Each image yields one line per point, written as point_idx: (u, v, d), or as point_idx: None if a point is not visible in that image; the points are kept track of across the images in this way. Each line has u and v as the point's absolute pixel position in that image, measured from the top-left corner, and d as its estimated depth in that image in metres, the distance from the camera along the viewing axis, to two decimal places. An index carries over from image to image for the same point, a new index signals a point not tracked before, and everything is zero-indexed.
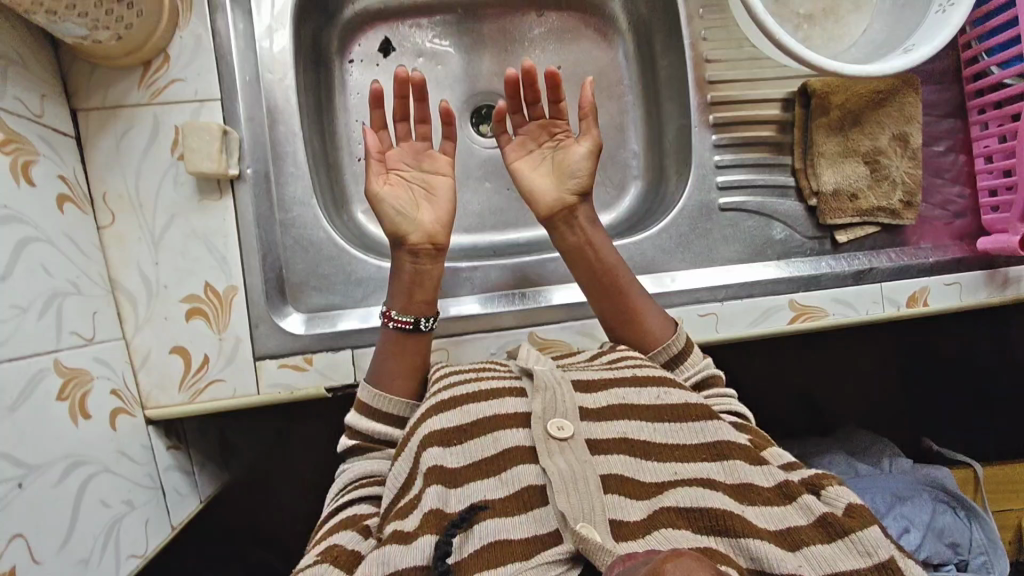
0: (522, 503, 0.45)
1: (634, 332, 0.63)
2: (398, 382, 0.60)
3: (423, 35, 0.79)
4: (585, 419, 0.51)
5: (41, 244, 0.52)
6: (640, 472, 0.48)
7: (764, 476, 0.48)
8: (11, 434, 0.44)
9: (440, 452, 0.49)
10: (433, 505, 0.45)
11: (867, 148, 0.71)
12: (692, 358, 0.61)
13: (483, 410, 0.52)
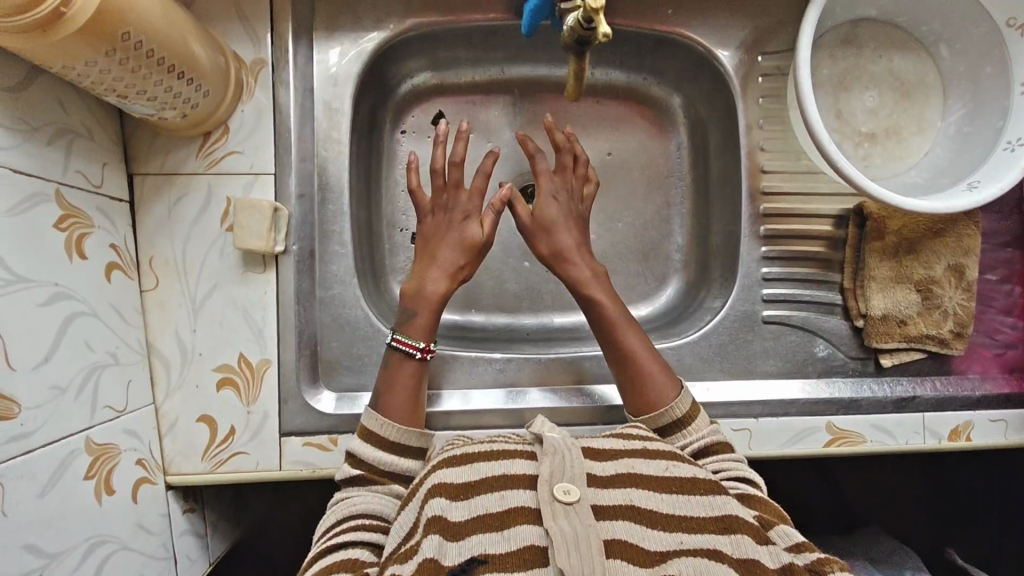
0: (522, 561, 0.42)
1: (633, 394, 0.61)
2: (403, 411, 0.59)
3: (477, 111, 0.79)
4: (591, 484, 0.48)
5: (86, 318, 0.52)
6: (646, 539, 0.45)
7: (769, 556, 0.45)
8: (37, 522, 0.44)
9: (446, 504, 0.47)
10: (432, 557, 0.43)
11: (921, 276, 0.69)
12: (696, 425, 0.59)
13: (493, 469, 0.50)
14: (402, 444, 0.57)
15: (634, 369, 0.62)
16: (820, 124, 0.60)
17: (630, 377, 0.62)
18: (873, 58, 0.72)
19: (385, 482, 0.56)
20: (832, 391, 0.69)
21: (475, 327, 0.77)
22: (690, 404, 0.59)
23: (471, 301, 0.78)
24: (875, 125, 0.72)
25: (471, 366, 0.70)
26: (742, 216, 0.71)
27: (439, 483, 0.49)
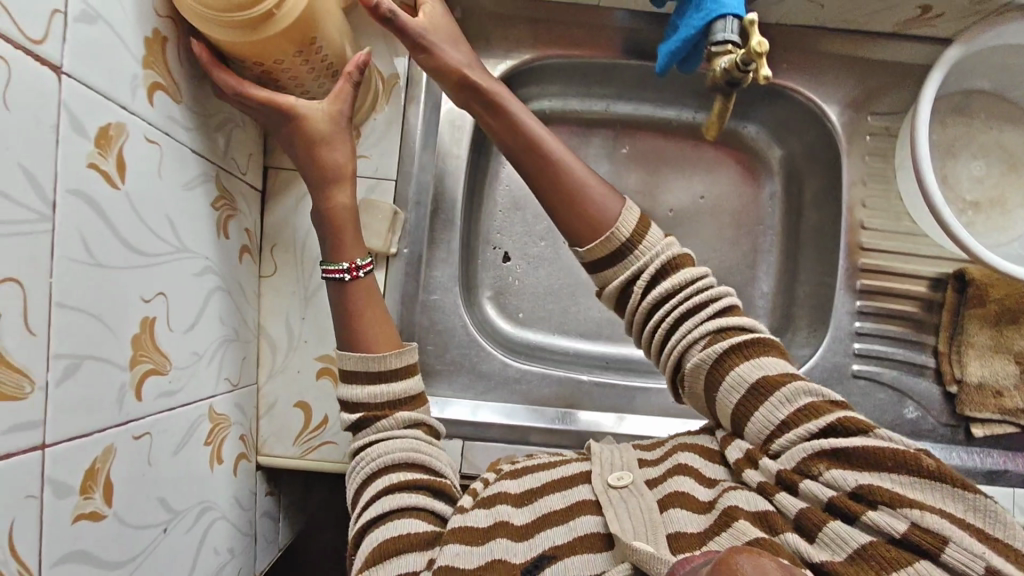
0: (587, 543, 0.44)
1: (568, 208, 0.53)
2: (378, 338, 0.55)
3: (580, 142, 0.82)
4: (641, 467, 0.50)
5: (221, 293, 0.55)
6: (697, 489, 0.45)
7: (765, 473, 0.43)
8: (172, 478, 0.46)
9: (510, 509, 0.49)
10: (500, 555, 0.45)
11: (1021, 348, 0.69)
12: (647, 240, 0.51)
13: (553, 472, 0.52)
14: (389, 372, 0.54)
15: (562, 209, 0.53)
16: (936, 189, 0.61)
17: (570, 216, 0.53)
18: (981, 129, 0.73)
19: (391, 414, 0.53)
20: None
21: (556, 349, 0.79)
22: (631, 213, 0.52)
23: (554, 322, 0.80)
24: (980, 193, 0.72)
25: (554, 385, 0.71)
26: (838, 269, 0.72)
27: (501, 492, 0.51)
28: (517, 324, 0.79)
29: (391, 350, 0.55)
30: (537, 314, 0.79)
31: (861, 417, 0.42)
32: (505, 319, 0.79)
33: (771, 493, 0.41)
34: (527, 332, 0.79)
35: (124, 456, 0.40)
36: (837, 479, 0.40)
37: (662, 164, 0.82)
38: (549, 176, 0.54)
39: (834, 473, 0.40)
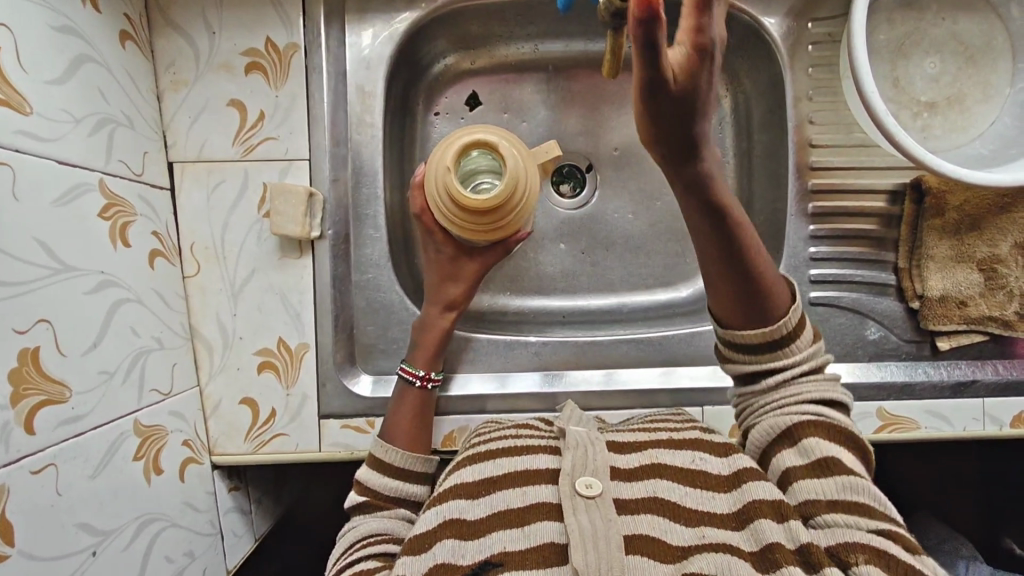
0: (540, 559, 0.42)
1: (738, 303, 0.49)
2: (417, 437, 0.60)
3: (511, 90, 0.77)
4: (615, 477, 0.48)
5: (132, 304, 0.53)
6: (669, 532, 0.44)
7: (787, 538, 0.42)
8: (92, 501, 0.46)
9: (464, 504, 0.48)
10: (446, 561, 0.44)
11: (984, 255, 0.65)
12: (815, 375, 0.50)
13: (514, 464, 0.50)
14: (410, 470, 0.58)
15: (729, 299, 0.49)
16: (876, 97, 0.56)
17: (735, 312, 0.50)
18: (934, 21, 0.67)
19: (392, 507, 0.56)
20: (885, 375, 0.66)
21: (510, 310, 0.77)
22: (819, 358, 0.51)
23: (506, 283, 0.77)
24: (936, 93, 0.67)
25: (506, 350, 0.70)
26: (788, 194, 0.68)
27: (456, 484, 0.50)
28: None
29: (419, 456, 0.59)
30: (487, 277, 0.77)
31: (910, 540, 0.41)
32: None
33: (784, 558, 0.40)
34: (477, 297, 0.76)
35: (19, 493, 0.40)
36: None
37: (601, 103, 0.77)
38: (700, 218, 0.47)
39: (866, 565, 0.39)
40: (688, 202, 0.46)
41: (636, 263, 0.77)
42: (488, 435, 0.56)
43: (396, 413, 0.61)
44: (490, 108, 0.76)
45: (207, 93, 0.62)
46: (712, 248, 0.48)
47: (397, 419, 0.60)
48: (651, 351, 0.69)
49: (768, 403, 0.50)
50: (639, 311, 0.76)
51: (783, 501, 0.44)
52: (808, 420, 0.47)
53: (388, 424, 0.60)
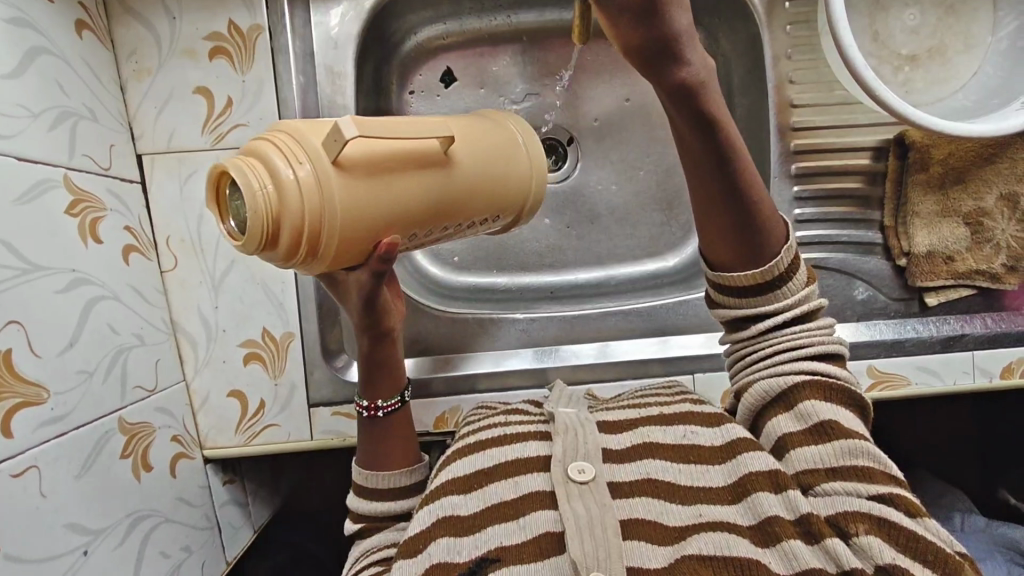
0: (537, 551, 0.42)
1: (733, 234, 0.48)
2: (393, 454, 0.58)
3: (486, 65, 0.75)
4: (606, 461, 0.47)
5: (108, 302, 0.52)
6: (666, 514, 0.43)
7: (785, 508, 0.41)
8: (80, 502, 0.46)
9: (458, 500, 0.47)
10: (441, 560, 0.43)
11: (969, 208, 0.64)
12: (813, 325, 0.48)
13: (506, 454, 0.50)
14: (398, 488, 0.57)
15: (724, 230, 0.48)
16: (857, 52, 0.55)
17: (728, 247, 0.48)
18: None
19: (391, 525, 0.55)
20: (874, 334, 0.66)
21: (497, 289, 0.76)
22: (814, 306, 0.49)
23: (492, 261, 0.76)
24: (917, 46, 0.66)
25: (493, 329, 0.69)
26: (771, 155, 0.67)
27: (449, 479, 0.50)
28: (452, 270, 0.76)
29: (402, 466, 0.57)
30: (472, 256, 0.76)
31: (912, 500, 0.41)
32: (442, 267, 0.76)
33: (784, 531, 0.40)
34: (462, 277, 0.76)
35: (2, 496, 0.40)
36: (866, 553, 0.38)
37: (578, 73, 0.76)
38: (689, 136, 0.45)
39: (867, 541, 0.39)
40: (678, 117, 0.44)
41: (621, 234, 0.76)
42: (478, 425, 0.55)
43: (367, 441, 0.58)
44: (466, 84, 0.75)
45: (172, 82, 0.61)
46: (704, 171, 0.46)
47: (369, 447, 0.58)
48: (640, 323, 0.69)
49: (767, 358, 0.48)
50: (627, 283, 0.76)
51: (781, 469, 0.44)
52: (801, 381, 0.46)
53: (363, 453, 0.58)
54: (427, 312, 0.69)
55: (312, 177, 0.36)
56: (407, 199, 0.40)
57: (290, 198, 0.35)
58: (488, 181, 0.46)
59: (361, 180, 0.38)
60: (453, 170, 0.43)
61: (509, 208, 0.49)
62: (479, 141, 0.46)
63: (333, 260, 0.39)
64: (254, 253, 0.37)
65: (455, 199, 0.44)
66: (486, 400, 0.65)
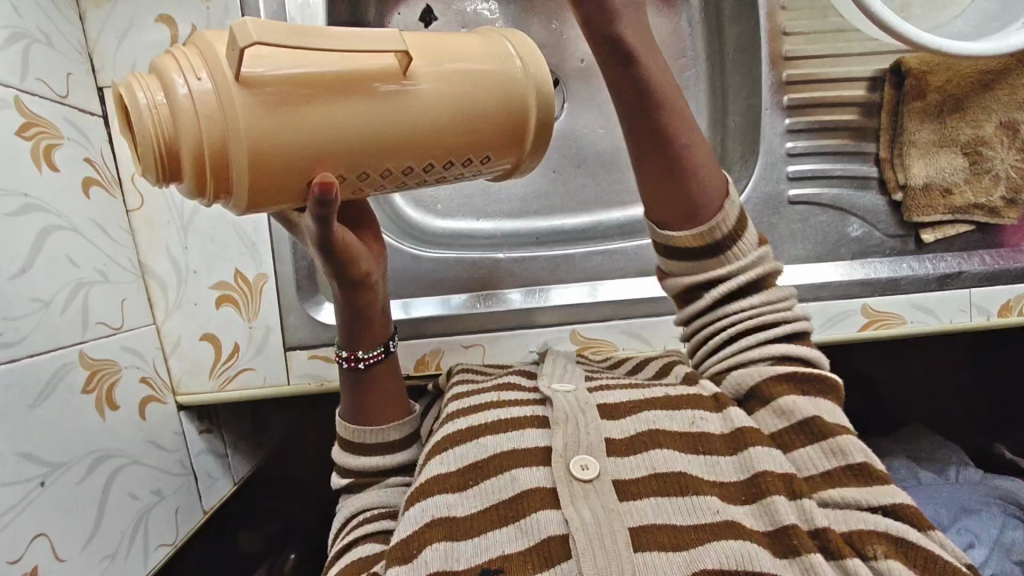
0: (542, 559, 0.39)
1: (677, 200, 0.48)
2: (379, 412, 0.55)
3: (467, 2, 0.72)
4: (611, 456, 0.44)
5: (66, 233, 0.50)
6: (680, 515, 0.40)
7: (800, 519, 0.40)
8: (35, 432, 0.44)
9: (453, 499, 0.44)
10: (439, 568, 0.40)
11: (967, 137, 0.62)
12: (773, 297, 0.49)
13: (501, 443, 0.46)
14: (388, 444, 0.55)
15: (669, 199, 0.48)
16: None
17: (676, 216, 0.48)
18: None
19: (382, 480, 0.54)
20: (869, 272, 0.64)
21: (481, 234, 0.74)
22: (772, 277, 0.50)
23: (475, 207, 0.74)
24: None
25: (477, 273, 0.67)
26: (762, 86, 0.65)
27: (441, 473, 0.46)
28: (435, 216, 0.74)
29: (389, 423, 0.55)
30: (455, 202, 0.74)
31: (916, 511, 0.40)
32: (421, 212, 0.74)
33: (802, 544, 0.38)
34: (445, 223, 0.74)
35: None
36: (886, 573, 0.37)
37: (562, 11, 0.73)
38: (635, 109, 0.46)
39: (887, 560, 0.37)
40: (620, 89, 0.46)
41: (609, 178, 0.74)
42: (464, 401, 0.52)
43: (350, 398, 0.55)
44: (448, 22, 0.72)
45: (134, 10, 0.58)
46: (651, 141, 0.47)
47: (353, 401, 0.55)
48: (626, 264, 0.67)
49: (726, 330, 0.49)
50: (614, 228, 0.73)
51: (796, 476, 0.42)
52: (774, 377, 0.46)
53: (348, 407, 0.56)
54: (408, 254, 0.67)
55: (209, 90, 0.30)
56: (333, 124, 0.33)
57: (185, 119, 0.30)
58: (459, 106, 0.35)
59: (264, 100, 0.31)
60: (404, 90, 0.34)
61: (501, 146, 0.38)
62: (448, 56, 0.35)
63: (248, 198, 0.33)
64: (164, 184, 0.32)
65: (408, 129, 0.34)
66: (468, 343, 0.63)
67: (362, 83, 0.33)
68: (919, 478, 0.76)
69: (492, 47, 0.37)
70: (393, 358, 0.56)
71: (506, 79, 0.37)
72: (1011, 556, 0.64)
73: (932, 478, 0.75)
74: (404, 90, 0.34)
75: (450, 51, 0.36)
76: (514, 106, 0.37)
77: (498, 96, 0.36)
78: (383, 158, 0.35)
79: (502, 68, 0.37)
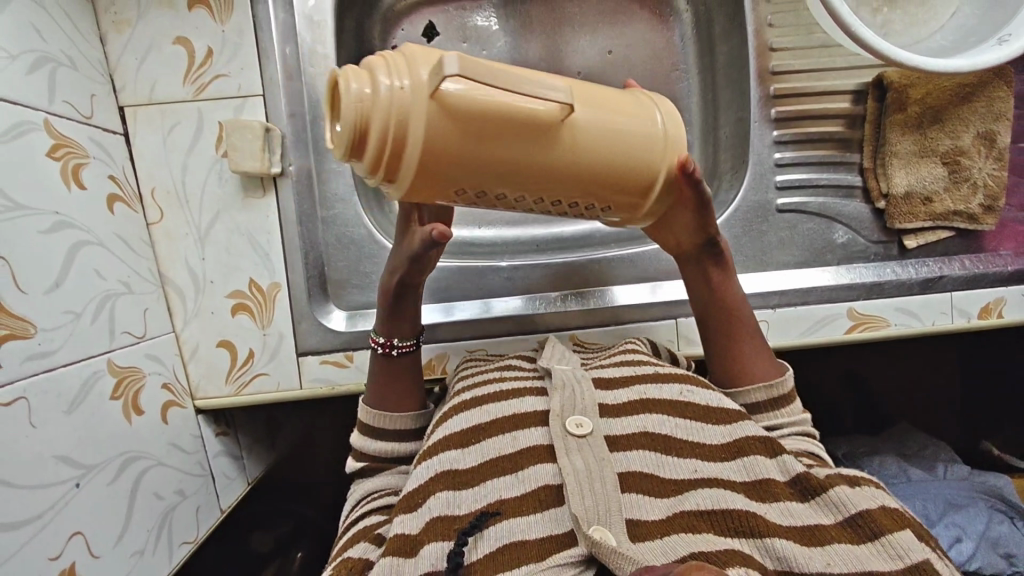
0: (536, 502, 0.44)
1: (718, 307, 0.60)
2: (399, 398, 0.59)
3: (468, 19, 0.75)
4: (606, 416, 0.52)
5: (94, 247, 0.53)
6: (663, 468, 0.48)
7: (779, 470, 0.47)
8: (70, 437, 0.47)
9: (456, 455, 0.50)
10: (442, 512, 0.45)
11: (946, 148, 0.65)
12: (791, 408, 0.57)
13: (504, 407, 0.53)
14: (399, 428, 0.58)
15: (713, 307, 0.60)
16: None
17: (719, 320, 0.60)
18: None
19: (390, 467, 0.57)
20: (853, 276, 0.68)
21: (482, 242, 0.77)
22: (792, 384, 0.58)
23: (477, 217, 0.77)
24: None
25: (480, 279, 0.70)
26: (751, 100, 0.68)
27: (446, 434, 0.52)
28: None
29: (406, 411, 0.59)
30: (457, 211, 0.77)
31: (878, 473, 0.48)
32: None
33: (780, 491, 0.45)
34: None
35: None
36: (867, 497, 0.44)
37: (560, 25, 0.76)
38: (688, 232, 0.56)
39: (865, 491, 0.45)
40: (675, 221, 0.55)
41: None
42: (475, 377, 0.59)
43: (375, 382, 0.60)
44: (450, 38, 0.75)
45: (151, 33, 0.61)
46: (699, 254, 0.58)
47: (376, 385, 0.59)
48: (624, 270, 0.70)
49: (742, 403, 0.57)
50: (611, 236, 0.76)
51: (771, 438, 0.50)
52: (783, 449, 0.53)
53: (371, 391, 0.60)
54: None
55: (411, 90, 0.36)
56: (498, 156, 0.39)
57: (389, 108, 0.35)
58: (606, 160, 0.42)
59: (453, 118, 0.36)
60: (560, 133, 0.40)
61: (622, 197, 0.45)
62: (605, 117, 0.41)
63: (408, 185, 0.38)
64: (344, 159, 0.38)
65: (550, 168, 0.40)
66: (471, 347, 0.67)
67: (535, 125, 0.39)
68: (909, 475, 0.78)
69: (643, 115, 0.44)
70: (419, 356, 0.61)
71: (651, 147, 0.44)
72: (997, 549, 0.66)
73: (921, 475, 0.77)
74: (566, 130, 0.40)
75: (616, 114, 0.42)
76: (644, 168, 0.44)
77: (634, 157, 0.43)
78: (523, 186, 0.41)
79: (650, 138, 0.43)
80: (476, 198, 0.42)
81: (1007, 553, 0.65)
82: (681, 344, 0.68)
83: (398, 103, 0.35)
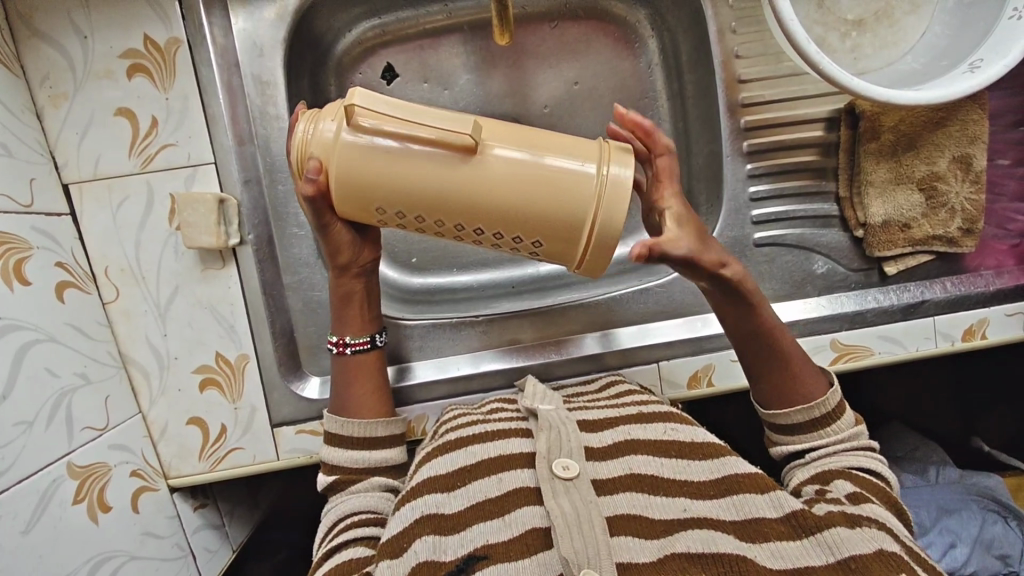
0: (525, 546, 0.42)
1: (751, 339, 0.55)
2: (369, 404, 0.57)
3: (428, 57, 0.71)
4: (591, 458, 0.49)
5: (44, 345, 0.51)
6: (649, 507, 0.45)
7: (771, 505, 0.44)
8: (24, 556, 0.45)
9: (439, 499, 0.48)
10: (427, 558, 0.42)
11: (923, 174, 0.63)
12: (841, 422, 0.53)
13: (486, 451, 0.51)
14: (375, 437, 0.56)
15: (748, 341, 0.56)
16: (798, 26, 0.51)
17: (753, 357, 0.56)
18: None
19: (366, 478, 0.55)
20: (836, 307, 0.67)
21: (459, 288, 0.74)
22: (839, 398, 0.54)
23: (451, 259, 0.75)
24: (864, 10, 0.63)
25: (455, 332, 0.68)
26: (722, 133, 0.66)
27: (428, 478, 0.50)
28: (411, 272, 0.74)
29: (379, 418, 0.57)
30: (429, 255, 0.75)
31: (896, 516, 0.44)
32: (398, 270, 0.74)
33: (772, 531, 0.42)
34: (421, 278, 0.75)
35: None
36: (865, 539, 0.40)
37: (522, 59, 0.72)
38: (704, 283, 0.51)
39: (864, 531, 0.41)
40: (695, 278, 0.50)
41: None
42: (456, 424, 0.57)
43: (339, 385, 0.58)
44: (409, 80, 0.71)
45: (93, 105, 0.58)
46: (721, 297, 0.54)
47: (343, 391, 0.58)
48: (603, 314, 0.69)
49: (782, 425, 0.55)
50: None
51: (761, 473, 0.47)
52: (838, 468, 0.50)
53: (336, 399, 0.58)
54: (384, 318, 0.68)
55: (329, 130, 0.41)
56: (415, 187, 0.42)
57: (313, 141, 0.42)
58: (526, 197, 0.42)
59: (362, 149, 0.41)
60: (472, 159, 0.41)
61: (552, 234, 0.43)
62: (532, 158, 0.42)
63: (339, 204, 0.44)
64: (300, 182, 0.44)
65: (462, 192, 0.42)
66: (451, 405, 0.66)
67: (446, 151, 0.41)
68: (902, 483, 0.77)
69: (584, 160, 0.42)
70: (379, 352, 0.60)
71: (583, 187, 0.41)
72: (992, 552, 0.66)
73: (911, 483, 0.77)
74: (478, 164, 0.41)
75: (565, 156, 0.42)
76: (570, 210, 0.42)
77: (556, 198, 0.41)
78: (442, 210, 0.43)
79: (580, 180, 0.41)
80: (408, 223, 0.44)
81: (1001, 554, 0.66)
82: (664, 386, 0.67)
83: (323, 137, 0.42)
